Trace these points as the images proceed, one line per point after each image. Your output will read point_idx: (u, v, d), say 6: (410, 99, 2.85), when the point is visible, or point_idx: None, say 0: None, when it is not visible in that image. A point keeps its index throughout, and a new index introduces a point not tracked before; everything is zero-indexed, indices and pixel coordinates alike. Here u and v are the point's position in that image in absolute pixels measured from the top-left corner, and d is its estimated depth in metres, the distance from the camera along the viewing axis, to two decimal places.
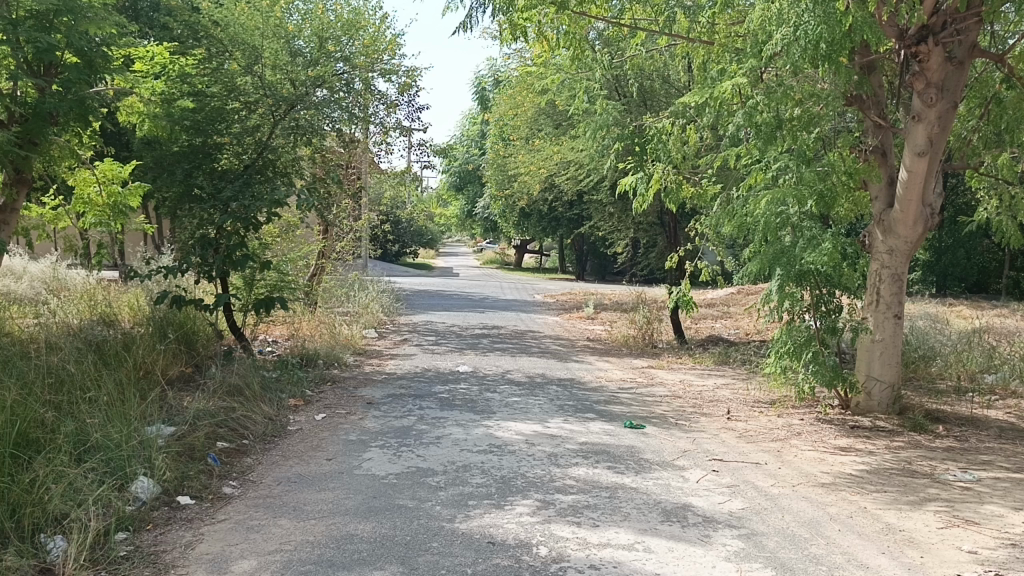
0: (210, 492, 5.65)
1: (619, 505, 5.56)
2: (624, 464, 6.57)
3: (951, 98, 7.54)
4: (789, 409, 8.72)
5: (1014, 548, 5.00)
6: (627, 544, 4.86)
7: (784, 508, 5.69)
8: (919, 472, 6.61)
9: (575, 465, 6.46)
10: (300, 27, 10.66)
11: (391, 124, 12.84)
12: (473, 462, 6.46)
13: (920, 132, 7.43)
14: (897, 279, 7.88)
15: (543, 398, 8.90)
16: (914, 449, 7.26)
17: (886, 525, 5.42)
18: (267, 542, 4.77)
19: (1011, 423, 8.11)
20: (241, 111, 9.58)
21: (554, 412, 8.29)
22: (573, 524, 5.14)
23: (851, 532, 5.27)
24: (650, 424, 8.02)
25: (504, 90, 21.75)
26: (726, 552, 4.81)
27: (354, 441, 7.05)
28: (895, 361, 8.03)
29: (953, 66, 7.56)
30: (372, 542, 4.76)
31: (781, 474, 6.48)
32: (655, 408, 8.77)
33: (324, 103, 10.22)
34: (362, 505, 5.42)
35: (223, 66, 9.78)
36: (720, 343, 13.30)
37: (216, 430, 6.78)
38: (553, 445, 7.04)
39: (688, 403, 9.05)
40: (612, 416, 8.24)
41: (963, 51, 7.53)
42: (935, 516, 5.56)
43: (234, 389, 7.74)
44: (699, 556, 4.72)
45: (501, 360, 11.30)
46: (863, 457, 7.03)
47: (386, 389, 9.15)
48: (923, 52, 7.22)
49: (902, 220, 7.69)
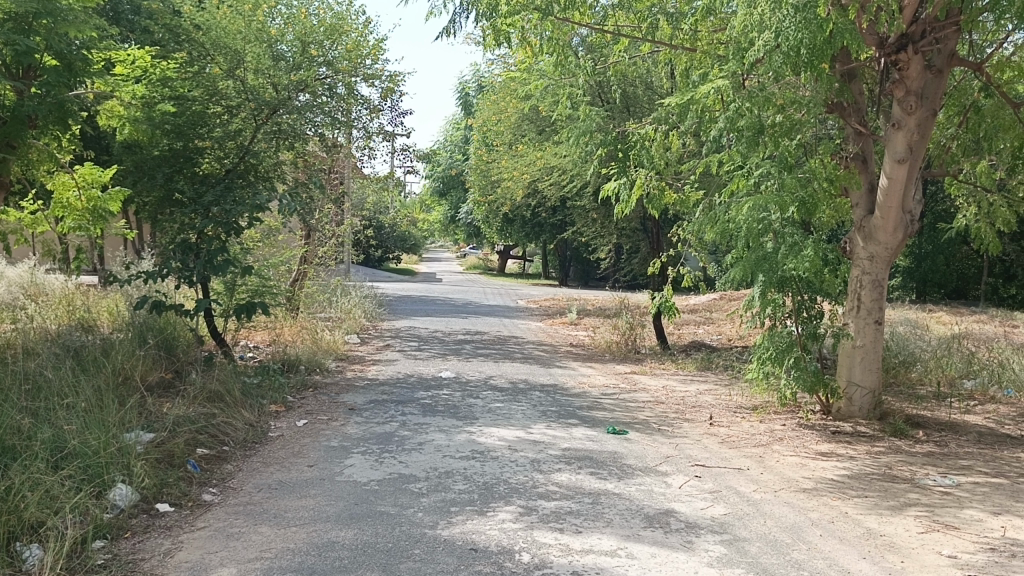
0: (190, 499, 5.60)
1: (601, 511, 5.56)
2: (606, 469, 6.57)
3: (930, 106, 7.62)
4: (770, 415, 8.76)
5: (993, 553, 5.04)
6: (610, 550, 4.85)
7: (765, 513, 5.71)
8: (899, 477, 6.65)
9: (558, 471, 6.45)
10: (282, 32, 10.76)
11: (374, 129, 12.84)
12: (456, 468, 6.44)
13: (900, 139, 7.49)
14: (877, 285, 7.94)
15: (527, 403, 8.90)
16: (894, 454, 7.31)
17: (867, 529, 5.46)
18: (247, 550, 4.73)
19: (990, 428, 8.19)
20: (223, 115, 9.54)
21: (537, 418, 8.28)
22: (556, 530, 5.13)
23: (832, 537, 5.29)
24: (633, 429, 8.03)
25: (488, 96, 21.80)
26: (708, 557, 4.82)
27: (336, 447, 7.00)
28: (876, 367, 8.09)
29: (932, 74, 7.63)
30: (353, 550, 4.72)
31: (763, 479, 6.50)
32: (637, 413, 8.79)
33: (307, 108, 10.18)
34: (343, 512, 5.39)
35: (204, 69, 9.79)
36: (702, 348, 13.34)
37: (196, 437, 6.72)
38: (536, 450, 7.03)
39: (670, 409, 9.07)
40: (595, 421, 8.24)
41: (942, 60, 7.59)
42: (915, 521, 5.60)
43: (214, 396, 7.68)
44: (681, 562, 4.72)
45: (484, 365, 11.28)
46: (843, 462, 7.07)
47: (368, 395, 9.11)
48: (902, 60, 7.30)
49: (882, 227, 7.77)
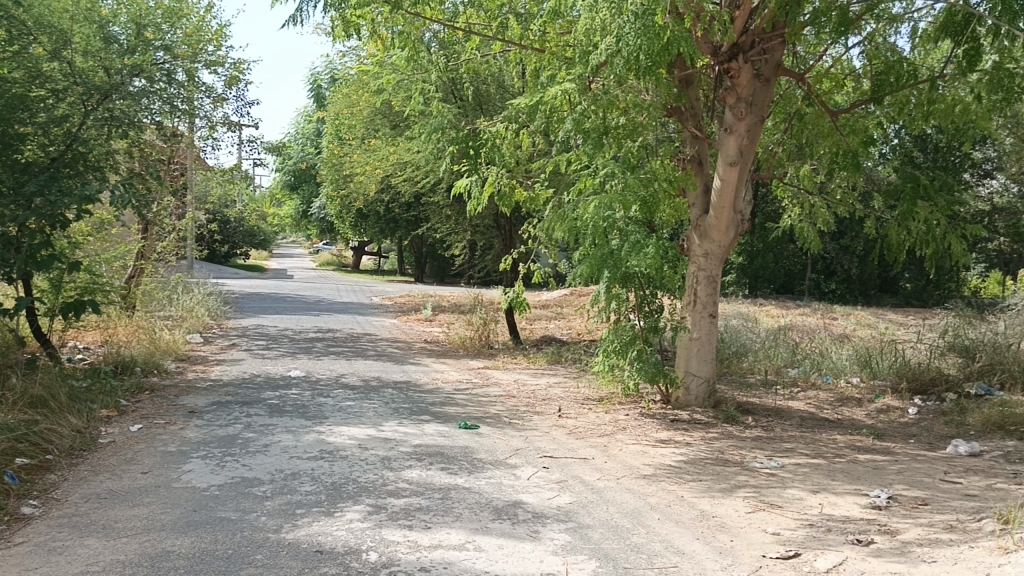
0: (6, 514, 5.16)
1: (451, 506, 5.59)
2: (457, 464, 6.61)
3: (759, 112, 8.11)
4: (615, 406, 9.10)
5: (811, 528, 5.46)
6: (458, 544, 4.88)
7: (609, 500, 5.93)
8: (731, 461, 7.08)
9: (408, 468, 6.42)
10: (116, 13, 10.18)
11: (218, 119, 12.30)
12: (303, 469, 6.28)
13: (732, 143, 7.97)
14: (712, 281, 8.42)
15: (378, 401, 8.80)
16: (726, 439, 7.77)
17: (701, 511, 5.77)
18: (71, 565, 4.41)
19: (811, 413, 8.87)
20: (47, 99, 8.82)
21: (388, 415, 8.21)
22: (405, 527, 5.11)
23: (668, 520, 5.56)
24: (484, 424, 8.12)
25: (340, 89, 21.37)
26: (554, 546, 4.94)
27: (174, 452, 6.66)
28: (711, 357, 8.58)
29: (760, 83, 8.12)
30: (190, 558, 4.51)
31: (607, 468, 6.74)
32: (489, 408, 8.89)
33: (143, 94, 9.61)
34: (180, 520, 5.13)
35: (25, 49, 8.95)
36: (553, 342, 13.68)
37: (14, 446, 6.20)
38: (387, 448, 6.96)
39: (521, 402, 9.24)
40: (446, 417, 8.27)
41: (769, 69, 8.10)
42: (744, 502, 5.97)
43: (36, 401, 7.11)
44: (527, 552, 4.82)
45: (335, 363, 11.06)
46: (681, 448, 7.45)
47: (211, 397, 8.72)
48: (734, 68, 7.76)
49: (716, 226, 8.23)
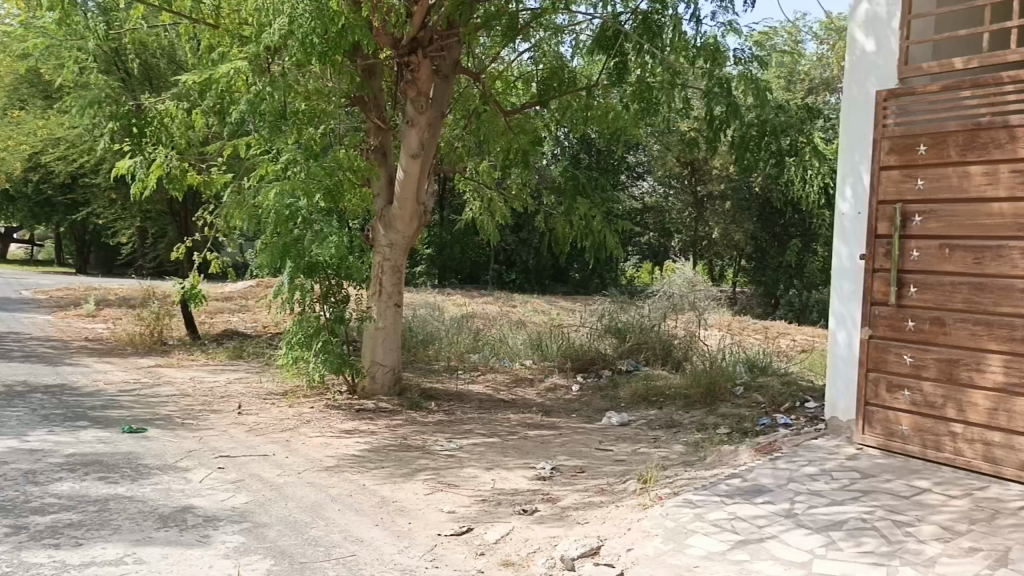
0: None
1: (108, 518, 5.07)
2: (118, 472, 6.02)
3: (439, 108, 8.38)
4: (300, 399, 8.90)
5: (483, 504, 5.78)
6: (114, 559, 4.44)
7: (288, 495, 5.78)
8: (413, 446, 7.26)
9: (58, 481, 5.72)
10: None
11: None
12: None
13: (413, 136, 8.13)
14: (396, 271, 8.61)
15: (22, 408, 7.72)
16: (409, 425, 7.96)
17: (381, 498, 5.85)
18: None
19: (488, 395, 9.40)
20: None
21: (35, 423, 7.24)
22: (49, 548, 4.54)
23: (349, 509, 5.55)
24: (153, 426, 7.48)
25: None
26: (225, 549, 4.70)
27: None
28: (396, 346, 8.75)
29: (439, 79, 8.40)
30: None
31: (288, 463, 6.57)
32: (159, 409, 8.22)
33: None
34: None
35: None
36: (235, 336, 13.02)
37: None
38: (31, 461, 6.14)
39: (197, 401, 8.67)
40: (108, 422, 7.50)
41: (448, 67, 8.41)
42: (423, 484, 6.16)
43: None
44: (195, 558, 4.52)
45: None
46: (365, 437, 7.48)
47: None
48: (414, 62, 7.93)
49: (400, 217, 8.38)
